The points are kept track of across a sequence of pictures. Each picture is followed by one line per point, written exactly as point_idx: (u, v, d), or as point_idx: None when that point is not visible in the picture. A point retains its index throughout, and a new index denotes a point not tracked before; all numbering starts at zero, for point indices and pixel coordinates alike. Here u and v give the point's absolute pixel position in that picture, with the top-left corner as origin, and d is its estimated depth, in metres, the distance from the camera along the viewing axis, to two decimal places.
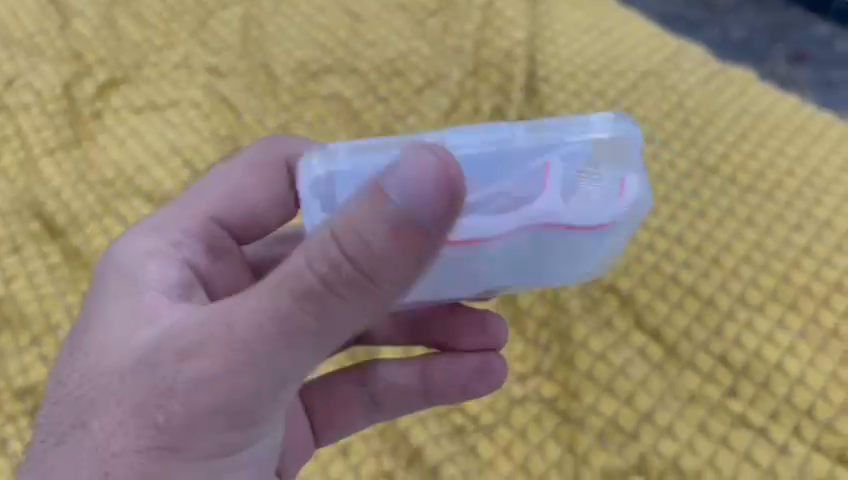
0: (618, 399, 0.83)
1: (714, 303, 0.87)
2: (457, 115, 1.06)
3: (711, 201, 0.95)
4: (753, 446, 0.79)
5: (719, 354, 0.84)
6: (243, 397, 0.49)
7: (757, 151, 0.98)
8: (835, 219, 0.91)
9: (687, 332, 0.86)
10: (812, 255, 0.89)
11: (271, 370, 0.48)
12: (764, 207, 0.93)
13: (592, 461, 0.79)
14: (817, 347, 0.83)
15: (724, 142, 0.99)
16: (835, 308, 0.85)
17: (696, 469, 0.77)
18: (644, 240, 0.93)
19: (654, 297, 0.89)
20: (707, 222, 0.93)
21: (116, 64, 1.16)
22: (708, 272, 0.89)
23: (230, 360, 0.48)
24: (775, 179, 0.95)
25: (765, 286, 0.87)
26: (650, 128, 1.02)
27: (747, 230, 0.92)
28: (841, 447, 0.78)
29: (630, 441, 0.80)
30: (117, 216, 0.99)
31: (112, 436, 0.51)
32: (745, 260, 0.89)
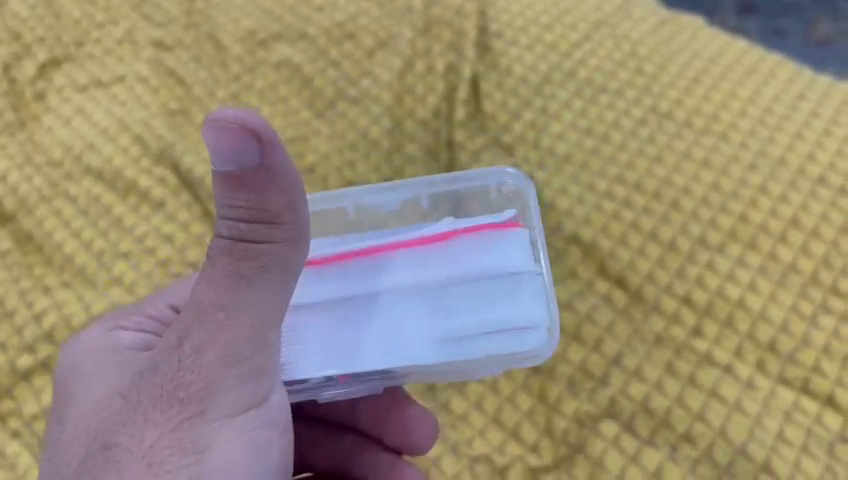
0: (587, 346, 0.84)
1: (676, 247, 0.88)
2: (411, 75, 1.05)
3: (667, 147, 0.95)
4: (720, 382, 0.80)
5: (682, 296, 0.85)
6: (230, 335, 0.51)
7: (711, 94, 0.99)
8: (789, 157, 0.92)
9: (650, 276, 0.87)
10: (768, 193, 0.90)
11: (242, 302, 0.51)
12: (719, 149, 0.94)
13: (563, 408, 0.80)
14: (776, 282, 0.85)
15: (677, 88, 1.00)
16: (792, 243, 0.87)
17: (665, 408, 0.78)
18: (604, 190, 0.93)
19: (616, 245, 0.90)
20: (665, 168, 0.94)
21: (55, 42, 1.12)
22: (667, 217, 0.90)
23: (212, 322, 0.51)
24: (728, 122, 0.96)
25: (724, 227, 0.89)
26: (604, 78, 1.02)
27: (704, 173, 0.92)
28: (804, 377, 0.80)
29: (600, 386, 0.81)
30: (68, 198, 0.97)
31: (140, 430, 0.53)
32: (704, 203, 0.90)
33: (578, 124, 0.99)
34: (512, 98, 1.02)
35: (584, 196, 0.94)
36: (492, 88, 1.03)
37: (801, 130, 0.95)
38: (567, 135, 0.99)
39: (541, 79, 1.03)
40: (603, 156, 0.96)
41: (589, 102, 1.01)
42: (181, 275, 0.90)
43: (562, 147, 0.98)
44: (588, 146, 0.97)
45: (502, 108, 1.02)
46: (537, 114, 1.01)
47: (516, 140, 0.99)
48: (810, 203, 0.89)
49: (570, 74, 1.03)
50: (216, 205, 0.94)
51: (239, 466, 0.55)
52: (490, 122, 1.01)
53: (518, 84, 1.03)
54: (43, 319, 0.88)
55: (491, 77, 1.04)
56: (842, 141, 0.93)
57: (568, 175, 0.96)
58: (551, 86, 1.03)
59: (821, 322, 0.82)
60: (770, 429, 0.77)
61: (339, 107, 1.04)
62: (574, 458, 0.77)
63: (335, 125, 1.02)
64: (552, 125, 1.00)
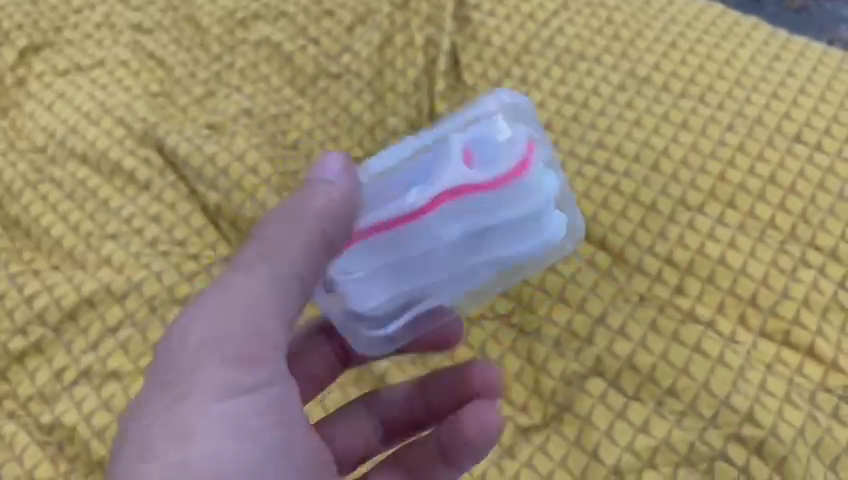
0: (574, 307, 0.85)
1: (657, 208, 0.90)
2: (391, 50, 1.06)
3: (645, 112, 0.97)
4: (703, 338, 0.81)
5: (664, 256, 0.87)
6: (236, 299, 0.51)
7: (686, 59, 1.01)
8: (766, 116, 0.95)
9: (632, 238, 0.89)
10: (745, 153, 0.92)
11: (243, 284, 0.51)
12: (696, 113, 0.96)
13: (550, 368, 0.82)
14: (755, 239, 0.87)
15: (652, 55, 1.02)
16: (770, 201, 0.89)
17: (650, 364, 0.80)
18: (585, 155, 0.95)
19: (598, 208, 0.91)
20: (644, 132, 0.96)
21: (34, 29, 1.12)
22: (647, 179, 0.92)
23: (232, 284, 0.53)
24: (705, 85, 0.98)
25: (703, 188, 0.90)
26: (581, 46, 1.04)
27: (682, 136, 0.94)
28: (785, 329, 0.81)
29: (586, 345, 0.82)
30: (53, 182, 0.97)
31: (151, 408, 0.50)
32: (683, 165, 0.92)
33: (557, 93, 1.01)
34: (491, 70, 1.04)
35: (565, 162, 0.95)
36: (472, 60, 1.05)
37: (776, 90, 0.97)
38: (547, 103, 1.00)
39: (520, 50, 1.05)
40: (583, 123, 0.98)
41: (567, 70, 1.02)
42: (168, 254, 0.90)
43: (543, 115, 0.99)
44: (568, 113, 0.99)
45: (482, 78, 1.03)
46: (517, 83, 1.02)
47: None
48: (786, 161, 0.91)
49: (548, 44, 1.05)
50: (202, 183, 0.95)
51: (245, 463, 0.48)
52: (471, 94, 1.03)
53: (497, 56, 1.05)
54: (32, 301, 0.88)
55: (470, 50, 1.06)
56: (817, 99, 0.96)
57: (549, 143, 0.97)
58: (530, 56, 1.04)
59: (801, 275, 0.84)
60: (754, 380, 0.78)
61: (320, 83, 1.04)
62: (563, 415, 0.79)
63: (317, 101, 1.03)
64: (532, 94, 1.01)
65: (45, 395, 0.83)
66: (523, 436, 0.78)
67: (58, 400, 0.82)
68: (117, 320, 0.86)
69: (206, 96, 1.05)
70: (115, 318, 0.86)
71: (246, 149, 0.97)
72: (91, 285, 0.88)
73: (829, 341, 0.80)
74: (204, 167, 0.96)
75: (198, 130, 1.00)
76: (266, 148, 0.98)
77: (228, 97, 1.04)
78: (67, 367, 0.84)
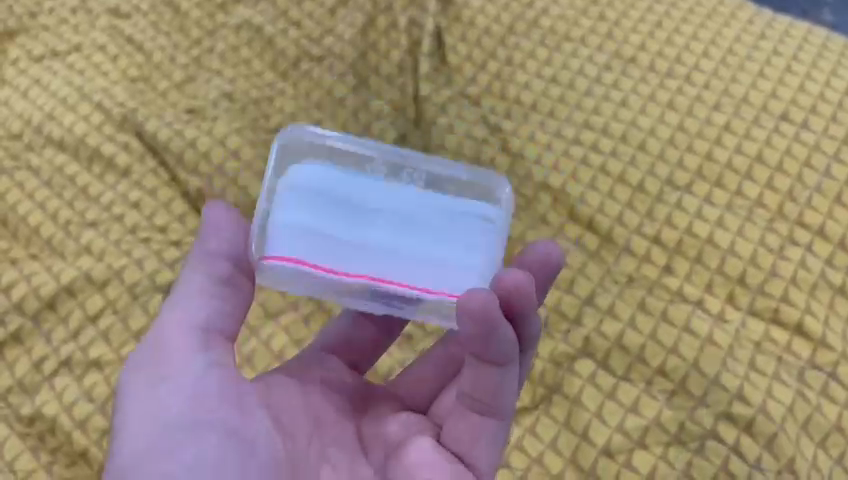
0: (563, 289, 0.84)
1: (644, 188, 0.89)
2: (374, 32, 1.05)
3: (632, 91, 0.97)
4: (693, 318, 0.80)
5: (652, 236, 0.86)
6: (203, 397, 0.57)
7: (672, 39, 1.00)
8: (752, 94, 0.95)
9: (619, 219, 0.88)
10: (731, 131, 0.92)
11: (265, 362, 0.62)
12: (681, 92, 0.96)
13: (538, 349, 0.81)
14: (743, 218, 0.86)
15: (638, 35, 1.01)
16: (757, 179, 0.88)
17: (640, 345, 0.79)
18: (572, 135, 0.94)
19: (585, 190, 0.91)
20: (630, 111, 0.95)
21: (7, 14, 1.09)
22: (635, 160, 0.91)
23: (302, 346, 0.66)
24: (691, 64, 0.98)
25: (690, 167, 0.90)
26: (567, 26, 1.03)
27: (669, 115, 0.94)
28: (774, 307, 0.81)
29: (574, 327, 0.82)
30: (31, 169, 0.95)
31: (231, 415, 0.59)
32: (670, 144, 0.92)
33: (542, 74, 1.00)
34: (476, 50, 1.03)
35: (551, 143, 0.94)
36: (457, 42, 1.04)
37: (763, 69, 0.97)
38: (533, 85, 0.99)
39: (505, 31, 1.04)
40: (569, 104, 0.97)
41: (553, 50, 1.01)
42: (150, 240, 0.89)
43: (528, 96, 0.98)
44: (554, 95, 0.98)
45: (467, 60, 1.02)
46: (502, 65, 1.01)
47: (482, 92, 1.00)
48: (773, 139, 0.91)
49: (533, 24, 1.04)
50: (182, 169, 0.94)
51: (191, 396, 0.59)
52: (456, 76, 1.02)
53: (482, 37, 1.04)
54: (10, 290, 0.86)
55: (454, 32, 1.04)
56: (802, 77, 0.96)
57: (535, 124, 0.96)
58: (515, 37, 1.03)
59: (788, 254, 0.84)
60: (743, 360, 0.78)
61: (303, 66, 1.03)
62: (552, 397, 0.78)
63: (300, 84, 1.02)
64: (518, 75, 1.00)
65: (25, 386, 0.81)
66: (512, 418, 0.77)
67: (39, 390, 0.80)
68: (97, 308, 0.84)
69: (186, 79, 1.02)
70: (95, 306, 0.85)
71: (227, 133, 0.96)
72: (71, 273, 0.86)
73: (817, 319, 0.80)
74: (185, 152, 0.94)
75: (178, 115, 0.98)
76: (249, 132, 0.96)
77: (208, 81, 1.02)
78: (48, 357, 0.82)
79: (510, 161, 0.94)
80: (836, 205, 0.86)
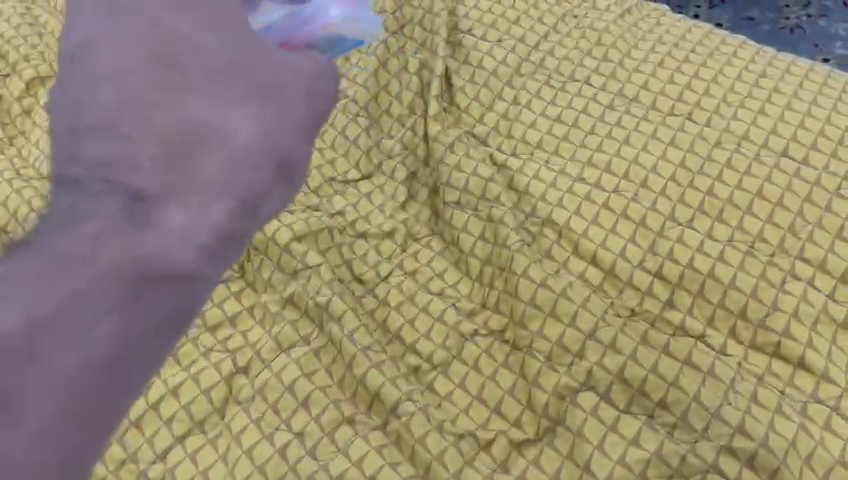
0: (567, 322, 0.85)
1: (646, 224, 0.92)
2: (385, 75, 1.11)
3: (635, 129, 1.00)
4: (695, 351, 0.81)
5: (655, 271, 0.88)
6: None
7: (673, 78, 1.04)
8: (752, 132, 0.97)
9: (622, 253, 0.90)
10: (733, 168, 0.93)
11: None
12: (684, 130, 0.98)
13: (542, 382, 0.82)
14: (745, 253, 0.87)
15: (639, 78, 1.05)
16: (758, 215, 0.90)
17: (642, 377, 0.80)
18: (576, 173, 0.97)
19: (589, 225, 0.93)
20: (633, 149, 0.98)
21: (39, 61, 1.16)
22: (637, 196, 0.94)
23: None
24: (693, 103, 1.01)
25: (691, 203, 0.92)
26: (572, 68, 1.08)
27: (670, 152, 0.97)
28: (775, 342, 0.82)
29: (577, 360, 0.83)
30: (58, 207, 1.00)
31: None
32: (673, 181, 0.94)
33: (547, 115, 1.04)
34: (483, 91, 1.07)
35: (555, 181, 0.97)
36: (465, 83, 1.08)
37: (763, 106, 0.99)
38: (538, 125, 1.03)
39: (512, 72, 1.08)
40: (574, 143, 1.01)
41: (558, 91, 1.06)
42: None
43: (533, 135, 1.02)
44: (558, 133, 1.02)
45: (474, 100, 1.07)
46: (510, 104, 1.06)
47: (488, 132, 1.04)
48: (774, 175, 0.92)
49: (539, 66, 1.09)
50: None
51: None
52: (464, 116, 1.06)
53: (489, 78, 1.08)
54: None
55: (462, 75, 1.09)
56: (803, 114, 0.98)
57: (540, 162, 0.99)
58: (522, 78, 1.08)
59: (790, 288, 0.85)
60: (746, 393, 0.78)
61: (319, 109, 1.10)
62: (556, 429, 0.79)
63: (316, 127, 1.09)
64: (525, 115, 1.04)
65: None
66: (516, 450, 0.79)
67: None
68: None
69: None
70: None
71: None
72: None
73: (819, 353, 0.81)
74: None
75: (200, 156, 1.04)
76: None
77: None
78: None
79: (516, 198, 0.97)
80: (838, 239, 0.88)
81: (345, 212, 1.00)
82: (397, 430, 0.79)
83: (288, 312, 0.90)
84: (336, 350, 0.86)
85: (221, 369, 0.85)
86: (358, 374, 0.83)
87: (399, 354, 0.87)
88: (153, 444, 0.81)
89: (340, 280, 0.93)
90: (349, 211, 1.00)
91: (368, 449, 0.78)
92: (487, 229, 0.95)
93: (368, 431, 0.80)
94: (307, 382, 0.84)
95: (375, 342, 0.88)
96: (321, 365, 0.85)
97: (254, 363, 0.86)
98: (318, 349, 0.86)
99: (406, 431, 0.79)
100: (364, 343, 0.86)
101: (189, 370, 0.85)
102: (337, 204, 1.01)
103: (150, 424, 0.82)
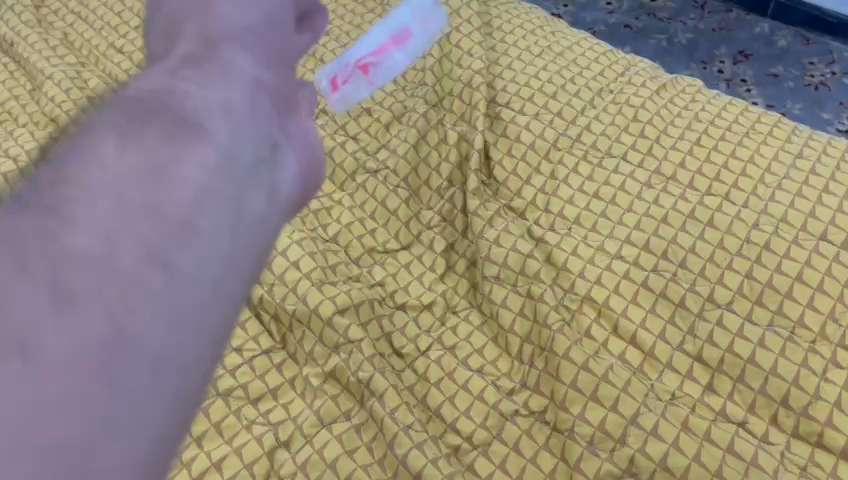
0: (609, 408, 0.85)
1: (686, 305, 0.92)
2: (425, 147, 1.13)
3: (673, 208, 1.01)
4: (736, 440, 0.81)
5: (694, 354, 0.89)
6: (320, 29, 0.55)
7: (710, 158, 1.05)
8: (791, 214, 0.98)
9: (662, 335, 0.91)
10: (772, 250, 0.94)
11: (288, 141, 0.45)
12: (723, 209, 0.99)
13: (584, 467, 0.81)
14: (785, 338, 0.88)
15: (676, 155, 1.06)
16: (799, 299, 0.90)
17: (684, 467, 0.80)
18: (615, 250, 0.98)
19: (629, 305, 0.94)
20: (671, 228, 0.99)
21: None
22: (676, 276, 0.95)
23: None
24: (731, 182, 1.02)
25: (731, 286, 0.93)
26: (608, 144, 1.10)
27: (708, 232, 0.98)
28: (817, 431, 0.82)
29: (619, 446, 0.82)
30: None
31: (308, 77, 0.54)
32: (711, 262, 0.95)
33: (584, 190, 1.05)
34: (521, 164, 1.09)
35: (594, 258, 0.98)
36: (503, 156, 1.10)
37: (802, 188, 1.00)
38: (576, 199, 1.05)
39: (550, 146, 1.10)
40: (612, 219, 1.02)
41: (596, 167, 1.07)
42: None
43: (572, 210, 1.04)
44: (596, 209, 1.03)
45: (512, 173, 1.09)
46: (548, 178, 1.07)
47: (527, 206, 1.05)
48: (814, 259, 0.92)
49: (577, 140, 1.11)
50: None
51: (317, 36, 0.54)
52: (502, 189, 1.08)
53: (527, 151, 1.10)
54: None
55: (501, 147, 1.11)
56: (841, 198, 0.99)
57: (578, 238, 1.01)
58: (560, 152, 1.09)
59: (832, 376, 0.85)
60: None
61: (358, 176, 1.11)
62: None
63: (355, 194, 1.10)
64: (564, 189, 1.06)
65: None
66: None
67: None
68: None
69: None
70: None
71: (289, 244, 1.02)
72: None
73: None
74: None
75: None
76: (310, 245, 1.03)
77: None
78: None
79: (554, 274, 0.98)
80: None
81: (385, 283, 1.01)
82: None
83: (329, 386, 0.92)
84: (376, 429, 0.87)
85: (262, 443, 0.86)
86: (399, 453, 0.83)
87: (440, 432, 0.88)
88: None
89: (380, 355, 0.94)
90: (388, 281, 1.01)
91: None
92: (526, 306, 0.95)
93: None
94: (349, 458, 0.84)
95: (417, 420, 0.88)
96: (362, 442, 0.86)
97: (295, 438, 0.87)
98: (360, 427, 0.87)
99: None
100: (406, 421, 0.87)
101: (232, 443, 0.86)
102: (376, 275, 1.02)
103: None
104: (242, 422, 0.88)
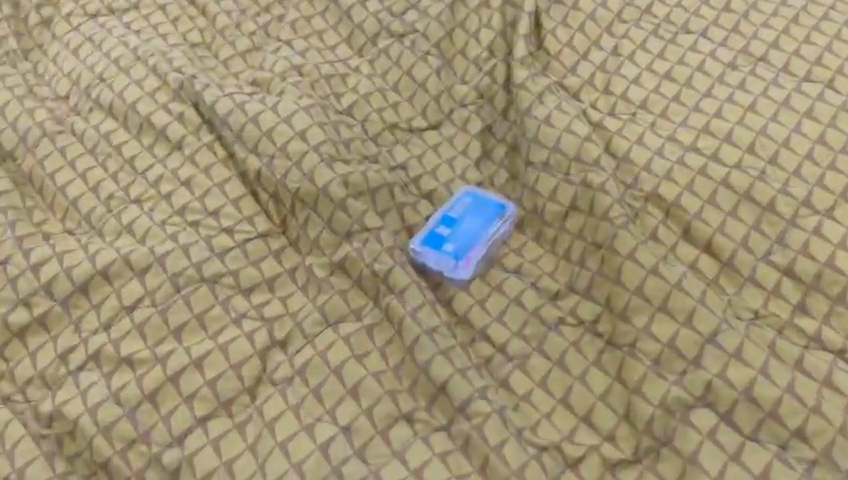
0: (681, 322, 0.68)
1: (775, 209, 0.75)
2: (464, 10, 0.95)
3: (763, 93, 0.83)
4: (836, 372, 0.65)
5: (783, 267, 0.73)
6: None
7: (809, 40, 0.87)
8: None
9: (744, 243, 0.74)
10: None
11: None
12: (825, 99, 0.81)
13: (647, 391, 0.66)
14: None
15: (767, 37, 0.88)
16: None
17: (774, 399, 0.63)
18: (689, 141, 0.81)
19: (704, 206, 0.77)
20: (761, 118, 0.81)
21: None
22: (765, 174, 0.78)
23: None
24: (835, 67, 0.84)
25: (834, 188, 0.76)
26: (686, 18, 0.92)
27: (806, 125, 0.80)
28: None
29: (693, 369, 0.66)
30: (73, 133, 0.87)
31: None
32: (809, 160, 0.78)
33: (653, 70, 0.88)
34: (579, 36, 0.92)
35: (663, 149, 0.81)
36: (557, 24, 0.93)
37: None
38: (643, 80, 0.87)
39: (612, 17, 0.93)
40: (687, 105, 0.85)
41: (668, 43, 0.90)
42: (198, 224, 0.79)
43: (638, 93, 0.86)
44: (667, 93, 0.86)
45: (567, 45, 0.92)
46: (609, 54, 0.90)
47: (583, 85, 0.88)
48: None
49: (646, 12, 0.93)
50: (241, 146, 0.83)
51: None
52: (554, 62, 0.91)
53: (587, 22, 0.93)
54: (38, 269, 0.75)
55: (555, 15, 0.94)
56: None
57: (644, 125, 0.84)
58: (625, 24, 0.92)
59: None
60: None
61: (382, 41, 0.95)
62: (661, 451, 0.63)
63: (377, 61, 0.93)
64: (628, 67, 0.88)
65: (47, 380, 0.71)
66: (609, 473, 0.63)
67: (62, 386, 0.70)
68: (135, 297, 0.74)
69: (251, 48, 0.95)
70: (134, 296, 0.74)
71: (295, 111, 0.83)
72: (105, 254, 0.76)
73: None
74: (246, 128, 0.83)
75: (240, 86, 0.88)
76: (319, 113, 0.85)
77: (275, 51, 0.94)
78: (75, 349, 0.72)
79: (614, 165, 0.81)
80: None
81: (409, 166, 0.84)
82: (467, 433, 0.64)
83: (336, 280, 0.76)
84: (393, 332, 0.71)
85: (253, 341, 0.71)
86: (419, 361, 0.68)
87: (468, 340, 0.72)
88: (169, 424, 0.67)
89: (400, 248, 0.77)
90: (413, 164, 0.85)
91: (430, 457, 0.63)
92: (582, 196, 0.77)
93: (429, 434, 0.65)
94: (358, 364, 0.69)
95: (443, 324, 0.71)
96: (373, 347, 0.70)
97: (293, 338, 0.72)
98: (373, 328, 0.72)
99: (478, 436, 0.64)
100: (429, 325, 0.70)
101: (217, 339, 0.72)
102: (397, 156, 0.85)
103: (167, 400, 0.69)
104: (231, 316, 0.73)
